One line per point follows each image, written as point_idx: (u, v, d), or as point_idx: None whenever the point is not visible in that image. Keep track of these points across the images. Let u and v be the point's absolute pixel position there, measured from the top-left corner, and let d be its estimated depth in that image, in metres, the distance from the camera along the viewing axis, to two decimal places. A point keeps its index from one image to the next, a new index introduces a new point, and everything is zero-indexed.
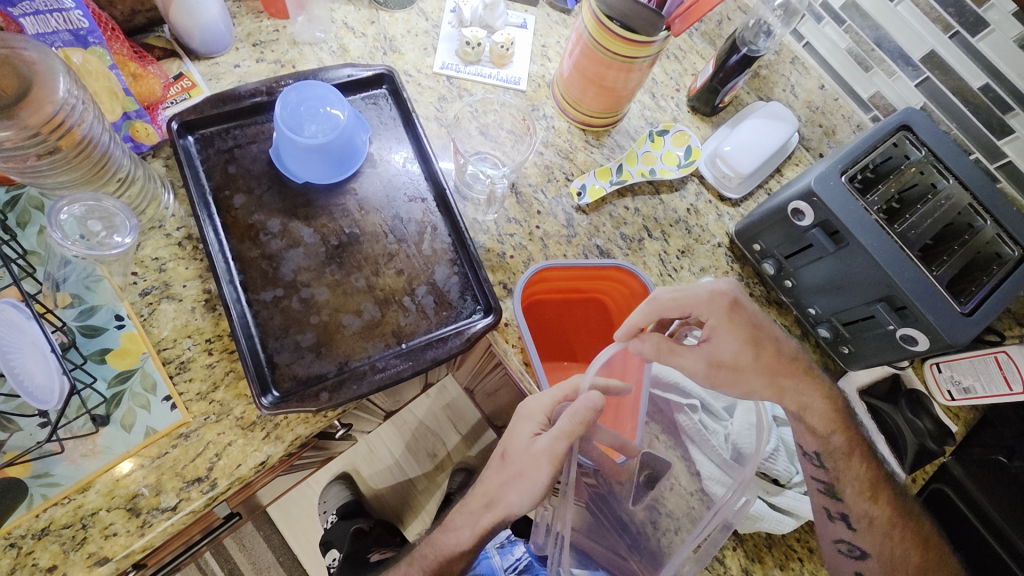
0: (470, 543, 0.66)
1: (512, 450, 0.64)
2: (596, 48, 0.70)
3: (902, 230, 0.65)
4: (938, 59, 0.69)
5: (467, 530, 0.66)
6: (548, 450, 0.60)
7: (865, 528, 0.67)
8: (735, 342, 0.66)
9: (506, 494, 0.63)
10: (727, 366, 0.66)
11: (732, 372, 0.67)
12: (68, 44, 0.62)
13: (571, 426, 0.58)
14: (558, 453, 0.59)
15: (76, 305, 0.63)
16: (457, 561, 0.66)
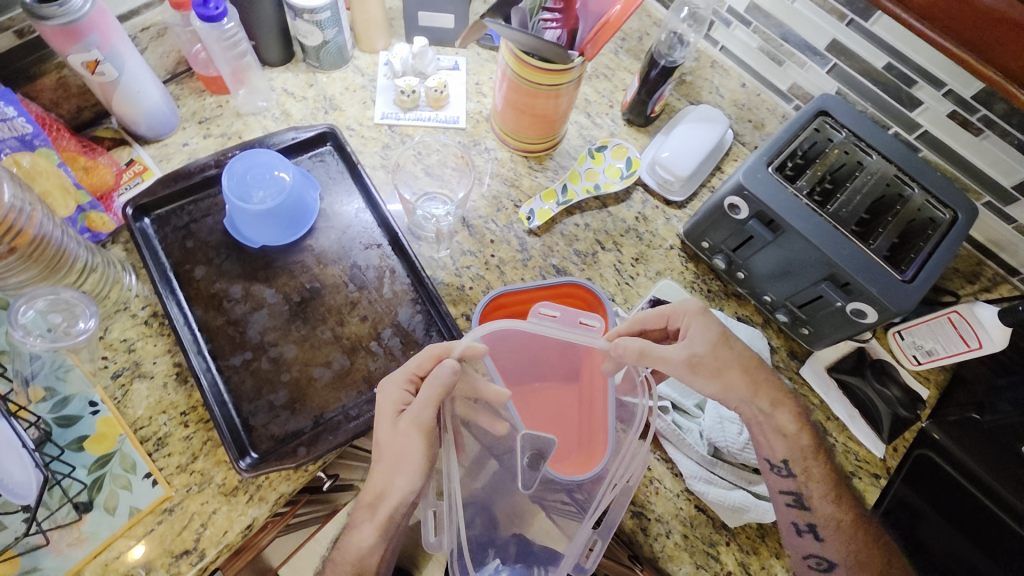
0: (375, 536, 0.63)
1: (382, 437, 0.63)
2: (521, 81, 0.74)
3: (835, 209, 0.67)
4: (840, 46, 0.73)
5: (370, 524, 0.63)
6: (417, 420, 0.61)
7: (832, 536, 0.66)
8: (711, 339, 0.67)
9: (393, 483, 0.62)
10: (707, 362, 0.66)
11: (711, 373, 0.66)
12: (16, 150, 0.65)
13: (435, 392, 0.60)
14: (427, 420, 0.61)
15: (49, 398, 0.64)
16: (370, 556, 0.64)
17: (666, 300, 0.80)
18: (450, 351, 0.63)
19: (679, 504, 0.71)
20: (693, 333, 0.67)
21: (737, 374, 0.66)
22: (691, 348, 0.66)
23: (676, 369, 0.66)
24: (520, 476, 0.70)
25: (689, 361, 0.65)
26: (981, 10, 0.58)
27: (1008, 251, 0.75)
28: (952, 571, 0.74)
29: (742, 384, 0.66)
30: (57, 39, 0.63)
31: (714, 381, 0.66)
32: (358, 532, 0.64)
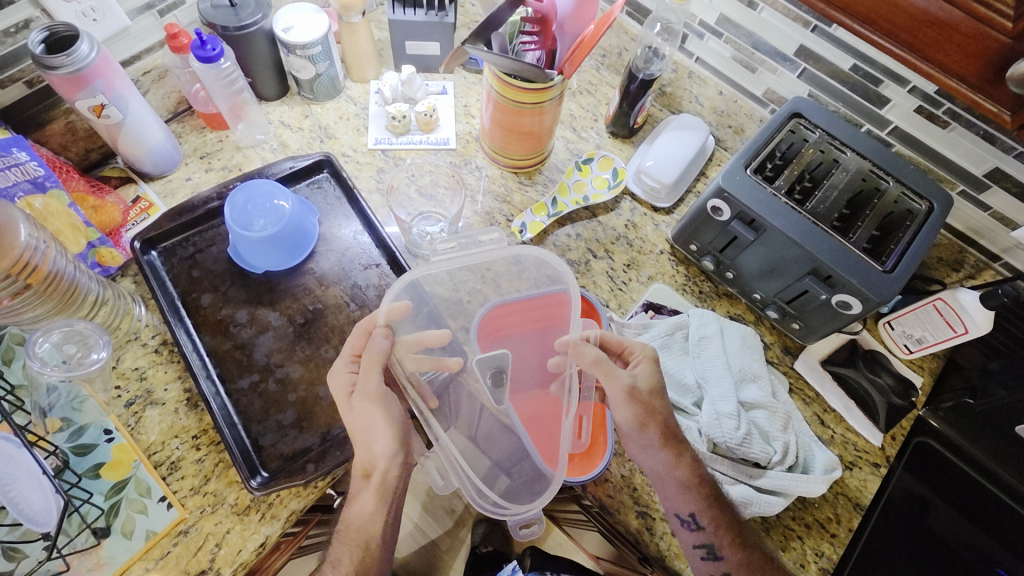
0: (374, 504, 0.65)
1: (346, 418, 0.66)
2: (505, 101, 0.77)
3: (813, 206, 0.70)
4: (808, 51, 0.76)
5: (367, 494, 0.66)
6: (368, 387, 0.65)
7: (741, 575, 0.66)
8: (653, 378, 0.68)
9: (373, 448, 0.64)
10: (645, 396, 0.66)
11: (640, 407, 0.66)
12: (28, 192, 0.68)
13: (375, 359, 0.65)
14: (375, 387, 0.65)
15: (65, 428, 0.66)
16: (374, 522, 0.66)
17: (659, 303, 0.83)
18: (376, 320, 0.68)
19: None
20: (638, 365, 0.68)
21: (657, 415, 0.66)
22: (634, 377, 0.67)
23: (614, 395, 0.66)
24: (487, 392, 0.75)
25: (629, 391, 0.66)
26: (917, 12, 0.61)
27: (987, 237, 0.77)
28: (961, 556, 0.76)
29: (654, 429, 0.66)
30: (64, 87, 0.67)
31: (636, 415, 0.66)
32: (359, 503, 0.66)
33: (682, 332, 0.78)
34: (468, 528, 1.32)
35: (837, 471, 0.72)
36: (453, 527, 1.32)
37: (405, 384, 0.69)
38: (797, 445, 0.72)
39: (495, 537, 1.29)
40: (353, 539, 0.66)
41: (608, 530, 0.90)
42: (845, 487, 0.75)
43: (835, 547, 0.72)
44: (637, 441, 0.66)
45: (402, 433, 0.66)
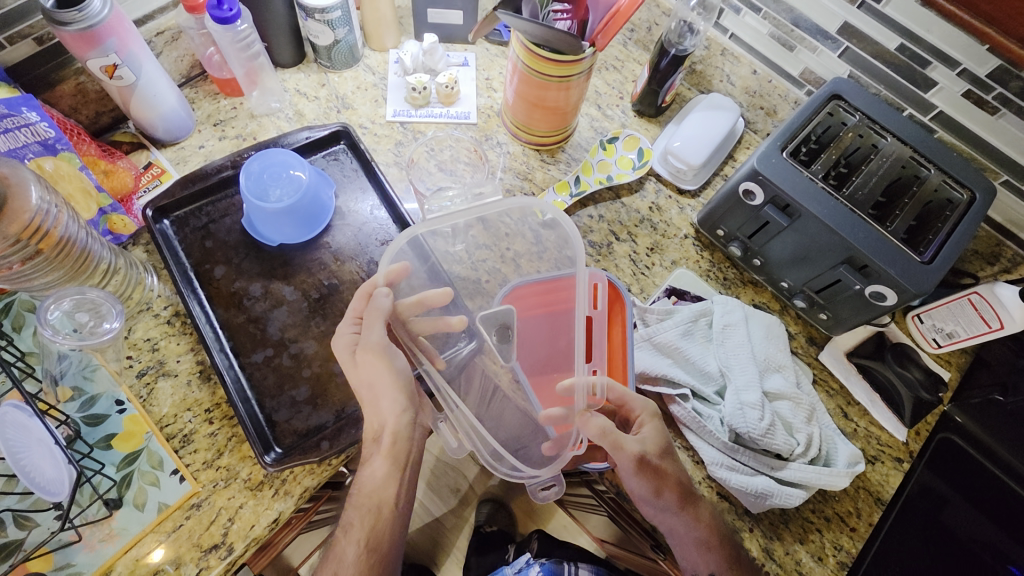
0: (386, 467, 0.65)
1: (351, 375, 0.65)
2: (532, 73, 0.74)
3: (850, 192, 0.67)
4: (852, 29, 0.73)
5: (379, 458, 0.65)
6: (371, 342, 0.63)
7: None
8: (662, 443, 0.67)
9: (380, 404, 0.63)
10: (655, 462, 0.65)
11: (651, 475, 0.65)
12: (39, 154, 0.65)
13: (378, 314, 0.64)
14: (377, 341, 0.64)
15: (77, 397, 0.65)
16: (387, 487, 0.66)
17: (682, 289, 0.81)
18: (376, 281, 0.67)
19: (701, 490, 0.72)
20: (647, 430, 0.67)
21: (668, 479, 0.65)
22: (643, 443, 0.66)
23: (624, 465, 0.65)
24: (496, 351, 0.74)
25: (640, 459, 0.64)
26: None
27: None
28: (975, 555, 0.75)
29: (669, 493, 0.65)
30: (76, 45, 0.64)
31: (650, 484, 0.64)
32: (370, 467, 0.66)
33: (706, 319, 0.76)
34: (473, 508, 1.32)
35: (860, 465, 0.70)
36: (457, 506, 1.32)
37: (410, 345, 0.68)
38: (820, 437, 0.71)
39: (500, 518, 1.29)
40: (365, 503, 0.66)
41: (615, 513, 0.89)
42: (866, 480, 0.74)
43: (855, 541, 0.71)
44: (653, 505, 0.65)
45: (408, 389, 0.65)
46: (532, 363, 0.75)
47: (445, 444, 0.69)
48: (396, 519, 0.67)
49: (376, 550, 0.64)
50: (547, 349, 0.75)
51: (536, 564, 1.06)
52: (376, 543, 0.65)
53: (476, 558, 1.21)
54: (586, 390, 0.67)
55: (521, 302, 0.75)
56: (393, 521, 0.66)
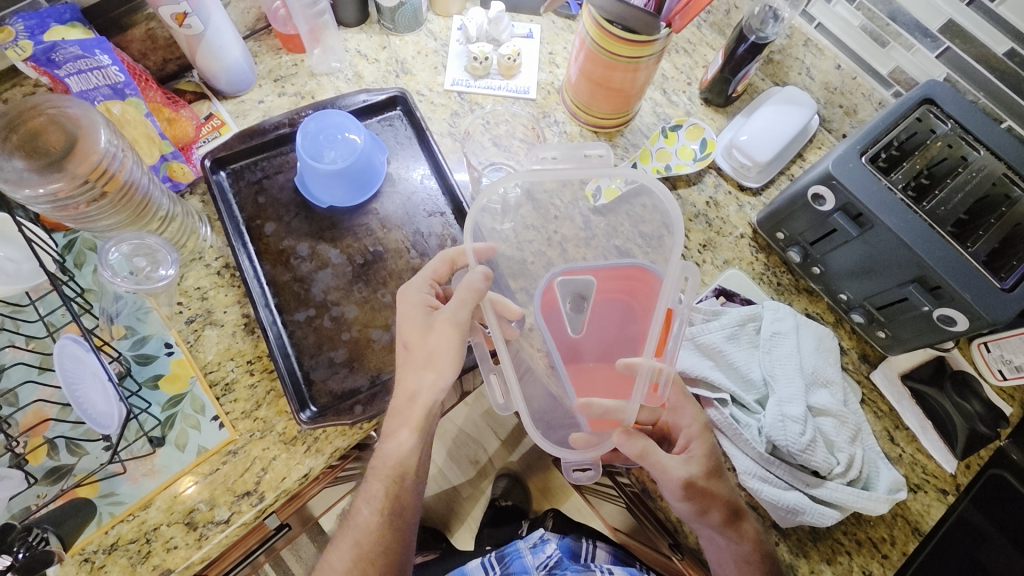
0: (412, 440, 0.64)
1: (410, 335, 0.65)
2: (600, 51, 0.71)
3: (930, 207, 0.62)
4: (956, 28, 0.67)
5: (405, 429, 0.64)
6: (452, 319, 0.63)
7: None
8: (709, 464, 0.65)
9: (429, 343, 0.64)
10: (701, 486, 0.64)
11: (698, 498, 0.64)
12: (108, 98, 0.68)
13: (469, 294, 0.61)
14: (461, 319, 0.63)
15: (129, 336, 0.68)
16: (409, 459, 0.65)
17: (732, 290, 0.78)
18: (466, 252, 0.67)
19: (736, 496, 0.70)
20: (693, 450, 0.66)
21: (717, 501, 0.64)
22: (689, 466, 0.64)
23: (668, 486, 0.64)
24: (565, 316, 0.74)
25: (686, 483, 0.63)
26: None
27: None
28: None
29: (715, 512, 0.64)
30: None
31: (693, 505, 0.64)
32: (395, 440, 0.65)
33: (754, 325, 0.73)
34: (490, 481, 1.33)
35: (902, 493, 0.67)
36: (476, 477, 1.33)
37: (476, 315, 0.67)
38: (863, 459, 0.68)
39: (515, 493, 1.31)
40: (388, 475, 0.66)
41: (632, 503, 0.89)
42: (905, 509, 0.71)
43: (885, 569, 0.69)
44: (697, 521, 0.64)
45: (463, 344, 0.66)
46: (609, 331, 0.73)
47: (490, 399, 0.64)
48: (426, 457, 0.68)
49: (398, 484, 0.65)
50: (617, 334, 0.73)
51: (554, 541, 1.01)
52: (395, 468, 0.66)
53: (488, 530, 1.25)
54: (649, 378, 0.61)
55: (603, 280, 0.74)
56: (414, 454, 0.66)
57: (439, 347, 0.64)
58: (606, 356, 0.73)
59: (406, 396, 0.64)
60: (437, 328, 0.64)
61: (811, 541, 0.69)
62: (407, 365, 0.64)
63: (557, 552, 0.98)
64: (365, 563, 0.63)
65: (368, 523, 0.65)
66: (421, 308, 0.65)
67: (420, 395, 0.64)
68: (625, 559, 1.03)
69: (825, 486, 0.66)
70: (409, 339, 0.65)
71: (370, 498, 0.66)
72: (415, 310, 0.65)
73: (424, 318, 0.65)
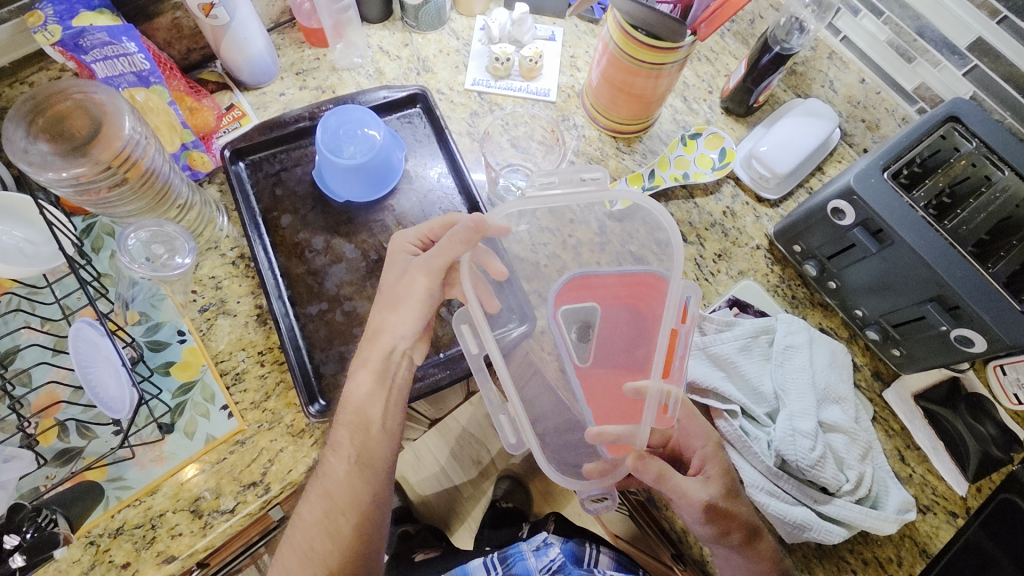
0: (371, 387, 0.64)
1: (387, 278, 0.67)
2: (622, 56, 0.71)
3: (952, 226, 0.62)
4: (985, 46, 0.67)
5: (364, 373, 0.64)
6: (423, 267, 0.63)
7: None
8: (727, 484, 0.64)
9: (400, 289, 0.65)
10: (721, 507, 0.62)
11: (719, 519, 0.62)
12: (133, 84, 0.68)
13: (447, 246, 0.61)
14: (432, 268, 0.63)
15: (143, 322, 0.69)
16: (371, 405, 0.64)
17: (746, 301, 0.77)
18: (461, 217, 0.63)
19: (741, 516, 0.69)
20: (710, 470, 0.64)
21: (736, 521, 0.63)
22: (708, 488, 0.63)
23: (689, 509, 0.62)
24: (569, 343, 0.74)
25: (706, 506, 0.62)
26: None
27: None
28: None
29: (736, 533, 0.62)
30: None
31: (715, 529, 0.62)
32: (355, 384, 0.65)
33: (767, 337, 0.72)
34: (491, 482, 1.33)
35: (911, 514, 0.66)
36: (477, 478, 1.33)
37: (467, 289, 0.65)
38: (872, 477, 0.67)
39: (515, 496, 1.30)
40: (351, 422, 0.64)
41: (635, 511, 0.88)
42: (913, 530, 0.70)
43: None
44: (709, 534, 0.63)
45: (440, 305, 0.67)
46: (620, 340, 0.73)
47: (501, 440, 0.62)
48: (392, 407, 0.66)
49: (362, 432, 0.64)
50: (626, 349, 0.72)
51: (557, 546, 0.99)
52: (359, 417, 0.64)
53: (488, 531, 1.25)
54: (658, 400, 0.59)
55: (614, 287, 0.73)
56: (376, 401, 0.64)
57: (408, 293, 0.65)
58: (616, 365, 0.72)
59: (371, 337, 0.65)
60: (410, 273, 0.64)
61: (816, 557, 0.68)
62: (377, 306, 0.66)
63: (562, 558, 0.97)
64: (336, 514, 0.63)
65: (335, 475, 0.64)
66: (406, 254, 0.66)
67: (381, 336, 0.64)
68: (627, 567, 1.01)
69: (834, 504, 0.65)
70: (385, 287, 0.66)
71: (336, 447, 0.65)
72: (399, 254, 0.67)
73: (404, 263, 0.66)
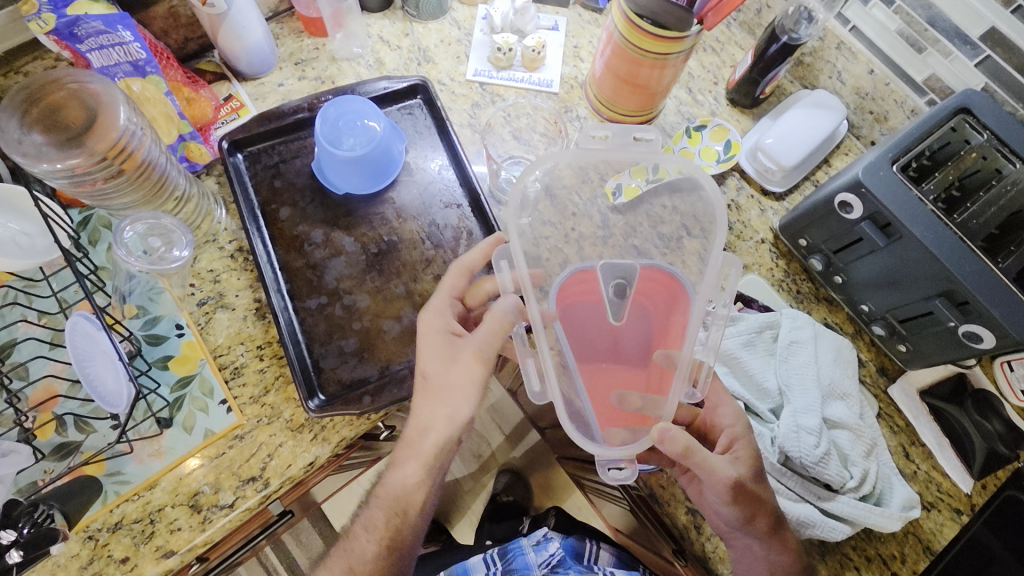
0: (418, 475, 0.62)
1: (429, 365, 0.63)
2: (627, 46, 0.69)
3: (961, 220, 0.61)
4: (999, 36, 0.65)
5: (411, 463, 0.63)
6: (473, 349, 0.62)
7: None
8: (755, 466, 0.62)
9: (449, 375, 0.62)
10: (749, 488, 0.60)
11: (746, 502, 0.60)
12: (129, 74, 0.67)
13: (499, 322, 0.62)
14: (486, 351, 0.63)
15: (141, 316, 0.68)
16: (412, 493, 0.63)
17: (750, 296, 0.76)
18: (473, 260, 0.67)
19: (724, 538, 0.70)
20: (738, 450, 0.62)
21: (764, 506, 0.61)
22: (737, 466, 0.61)
23: (715, 488, 0.60)
24: (606, 301, 0.72)
25: (735, 484, 0.59)
26: None
27: None
28: None
29: (761, 520, 0.60)
30: None
31: (742, 510, 0.60)
32: (401, 471, 0.63)
33: (771, 333, 0.72)
34: (491, 475, 1.33)
35: (915, 511, 0.66)
36: (477, 471, 1.33)
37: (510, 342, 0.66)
38: (876, 474, 0.67)
39: (515, 489, 1.30)
40: (390, 505, 0.63)
41: (636, 507, 0.88)
42: (917, 527, 0.69)
43: None
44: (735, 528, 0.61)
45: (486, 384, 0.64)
46: (632, 336, 0.71)
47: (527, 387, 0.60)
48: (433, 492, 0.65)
49: (399, 516, 0.63)
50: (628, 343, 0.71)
51: (557, 540, 1.00)
52: (398, 501, 0.63)
53: (488, 524, 1.25)
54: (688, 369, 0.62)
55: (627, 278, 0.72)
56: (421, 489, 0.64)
57: (459, 380, 0.62)
58: (616, 358, 0.70)
59: (420, 428, 0.63)
60: (461, 359, 0.62)
61: (819, 555, 0.68)
62: (423, 396, 0.62)
63: (561, 552, 0.97)
64: None
65: (363, 552, 0.62)
66: (444, 334, 0.64)
67: (434, 427, 0.62)
68: (627, 563, 0.99)
69: (838, 502, 0.65)
70: (427, 371, 0.63)
71: (368, 525, 0.63)
72: (436, 335, 0.63)
73: (446, 346, 0.63)
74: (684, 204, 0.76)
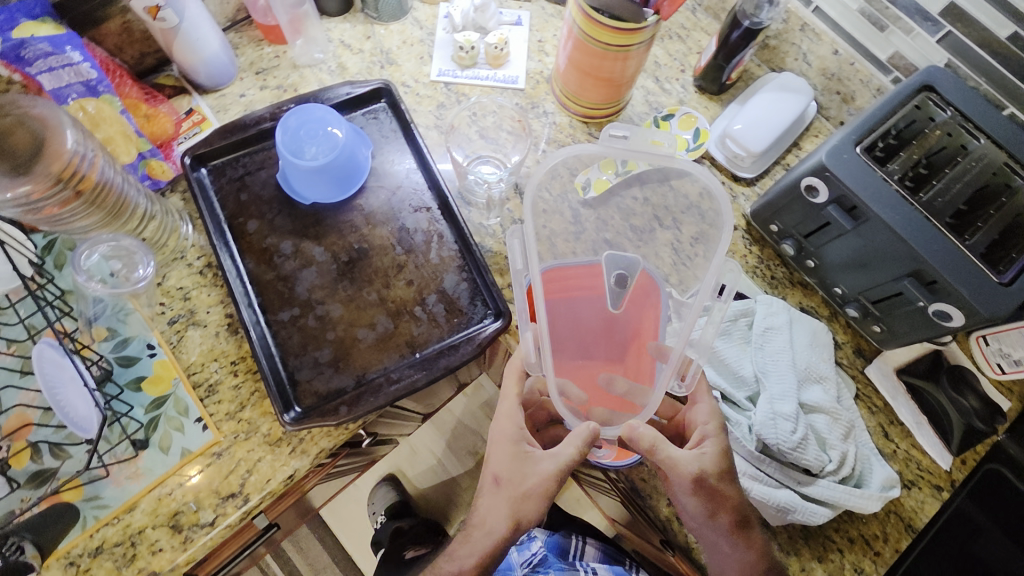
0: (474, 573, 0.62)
1: (502, 473, 0.64)
2: (587, 40, 0.69)
3: (927, 199, 0.60)
4: (958, 11, 0.65)
5: (472, 558, 0.62)
6: (550, 463, 0.62)
7: None
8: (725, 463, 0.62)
9: (524, 483, 0.63)
10: (711, 484, 0.61)
11: (707, 496, 0.60)
12: (82, 94, 0.66)
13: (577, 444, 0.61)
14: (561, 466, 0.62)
15: (111, 338, 0.67)
16: None
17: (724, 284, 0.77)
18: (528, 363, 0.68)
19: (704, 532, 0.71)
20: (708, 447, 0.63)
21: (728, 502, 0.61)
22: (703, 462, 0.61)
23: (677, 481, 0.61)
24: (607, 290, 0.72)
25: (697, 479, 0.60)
26: None
27: None
28: None
29: (725, 516, 0.61)
30: None
31: (703, 503, 0.60)
32: (455, 564, 0.63)
33: (746, 320, 0.72)
34: None
35: (895, 490, 0.66)
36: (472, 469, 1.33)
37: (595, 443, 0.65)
38: (855, 456, 0.67)
39: None
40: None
41: (625, 500, 0.88)
42: (899, 506, 0.70)
43: (877, 566, 0.68)
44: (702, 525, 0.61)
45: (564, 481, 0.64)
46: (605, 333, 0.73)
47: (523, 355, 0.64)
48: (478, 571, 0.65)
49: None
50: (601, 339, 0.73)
51: (540, 540, 1.01)
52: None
53: None
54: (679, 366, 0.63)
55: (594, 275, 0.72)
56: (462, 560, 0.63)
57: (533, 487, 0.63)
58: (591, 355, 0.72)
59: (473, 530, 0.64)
60: (539, 471, 0.63)
61: (803, 540, 0.68)
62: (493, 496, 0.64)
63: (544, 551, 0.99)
64: None
65: None
66: (518, 444, 0.65)
67: (495, 528, 0.63)
68: (613, 556, 1.01)
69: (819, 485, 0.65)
70: (501, 475, 0.64)
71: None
72: (505, 443, 0.65)
73: (519, 455, 0.64)
74: (655, 196, 0.80)
